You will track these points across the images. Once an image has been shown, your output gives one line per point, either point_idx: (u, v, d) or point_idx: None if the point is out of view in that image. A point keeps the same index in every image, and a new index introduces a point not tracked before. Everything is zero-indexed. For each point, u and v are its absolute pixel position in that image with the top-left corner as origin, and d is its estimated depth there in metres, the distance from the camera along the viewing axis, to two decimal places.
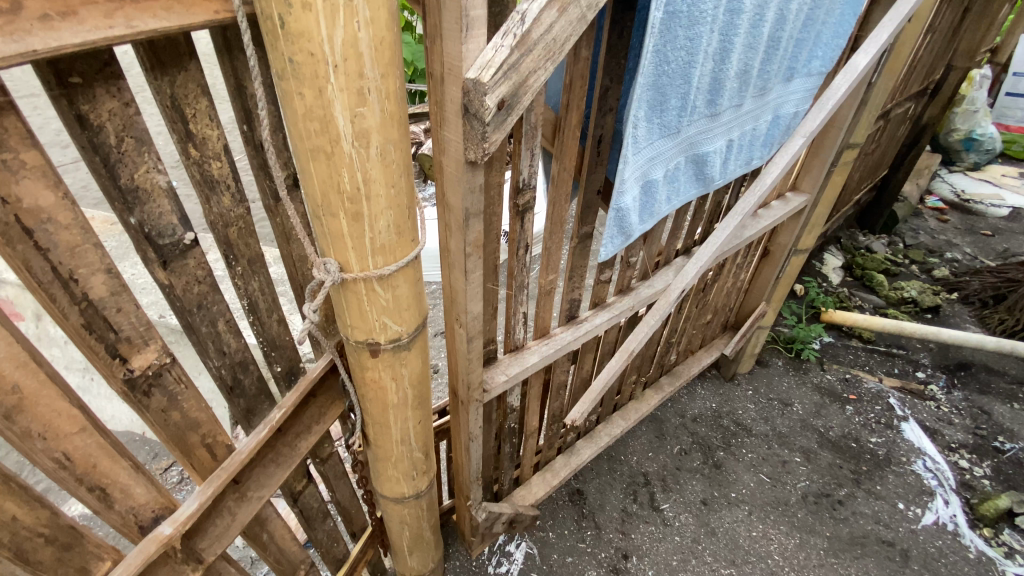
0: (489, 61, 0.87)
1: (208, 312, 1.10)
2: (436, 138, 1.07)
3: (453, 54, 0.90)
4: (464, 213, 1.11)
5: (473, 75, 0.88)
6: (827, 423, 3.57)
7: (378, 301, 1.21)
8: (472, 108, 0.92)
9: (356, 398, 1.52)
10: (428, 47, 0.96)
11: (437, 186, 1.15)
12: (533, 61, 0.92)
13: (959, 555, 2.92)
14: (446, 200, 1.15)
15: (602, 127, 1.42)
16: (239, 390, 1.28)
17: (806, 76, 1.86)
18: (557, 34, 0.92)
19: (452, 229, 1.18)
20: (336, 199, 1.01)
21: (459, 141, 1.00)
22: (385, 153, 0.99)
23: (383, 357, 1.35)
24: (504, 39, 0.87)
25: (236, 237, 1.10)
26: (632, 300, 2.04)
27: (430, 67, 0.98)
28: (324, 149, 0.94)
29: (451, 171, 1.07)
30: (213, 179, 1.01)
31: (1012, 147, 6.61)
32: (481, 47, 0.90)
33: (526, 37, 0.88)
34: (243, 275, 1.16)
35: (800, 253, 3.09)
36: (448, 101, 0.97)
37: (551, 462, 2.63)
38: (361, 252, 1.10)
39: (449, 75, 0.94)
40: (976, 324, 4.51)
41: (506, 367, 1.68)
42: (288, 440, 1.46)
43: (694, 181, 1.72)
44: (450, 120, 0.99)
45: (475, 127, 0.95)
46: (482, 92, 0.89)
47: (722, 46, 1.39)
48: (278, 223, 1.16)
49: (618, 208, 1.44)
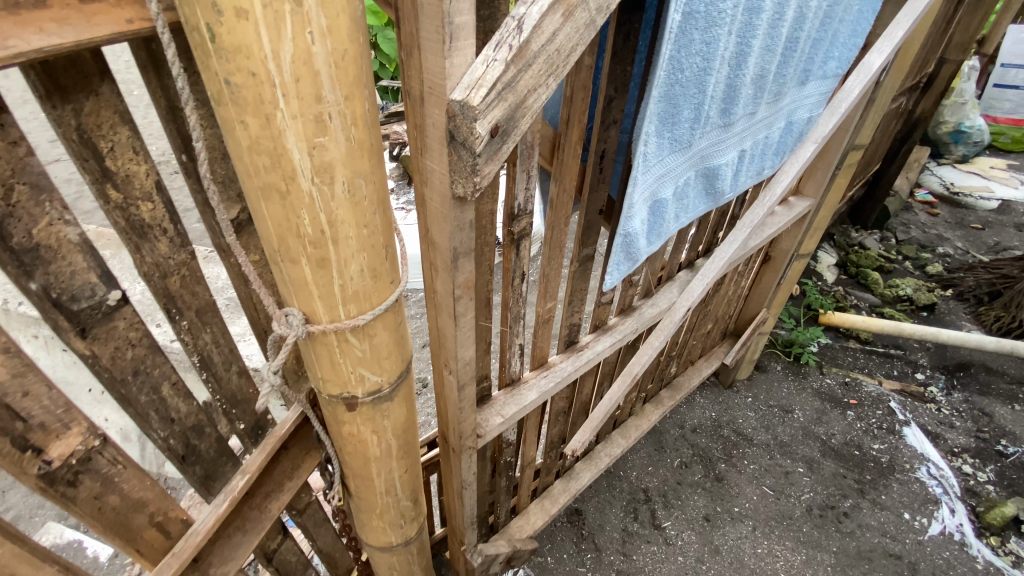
0: (478, 79, 0.71)
1: (148, 377, 0.93)
2: (417, 166, 0.90)
3: (435, 69, 0.73)
4: (451, 254, 0.94)
5: (460, 98, 0.71)
6: (828, 431, 3.47)
7: (352, 353, 1.04)
8: (459, 137, 0.76)
9: (333, 450, 1.34)
10: (403, 60, 0.79)
11: (419, 220, 0.98)
12: (531, 76, 0.75)
13: (966, 566, 2.84)
14: (431, 238, 0.98)
15: (605, 142, 1.26)
16: (194, 456, 1.10)
17: (818, 79, 1.71)
18: (561, 44, 0.76)
19: (438, 268, 1.01)
20: (297, 243, 0.84)
21: (444, 172, 0.83)
22: (355, 189, 0.82)
23: (362, 410, 1.19)
24: (496, 51, 0.70)
25: (178, 288, 0.92)
26: (634, 322, 1.88)
27: (407, 85, 0.82)
28: (277, 188, 0.77)
29: (436, 205, 0.90)
30: (142, 224, 0.83)
31: (1000, 139, 6.57)
32: (468, 62, 0.74)
33: (525, 50, 0.71)
34: (191, 329, 0.98)
35: (802, 258, 2.97)
36: (430, 125, 0.80)
37: (549, 487, 2.47)
38: (329, 301, 0.93)
39: (429, 94, 0.77)
40: (972, 321, 4.45)
41: (502, 407, 1.51)
42: (256, 502, 1.28)
43: (703, 195, 1.57)
44: (434, 148, 0.82)
45: (463, 158, 0.78)
46: (471, 117, 0.72)
47: (738, 50, 1.23)
48: (231, 267, 0.98)
49: (626, 233, 1.30)
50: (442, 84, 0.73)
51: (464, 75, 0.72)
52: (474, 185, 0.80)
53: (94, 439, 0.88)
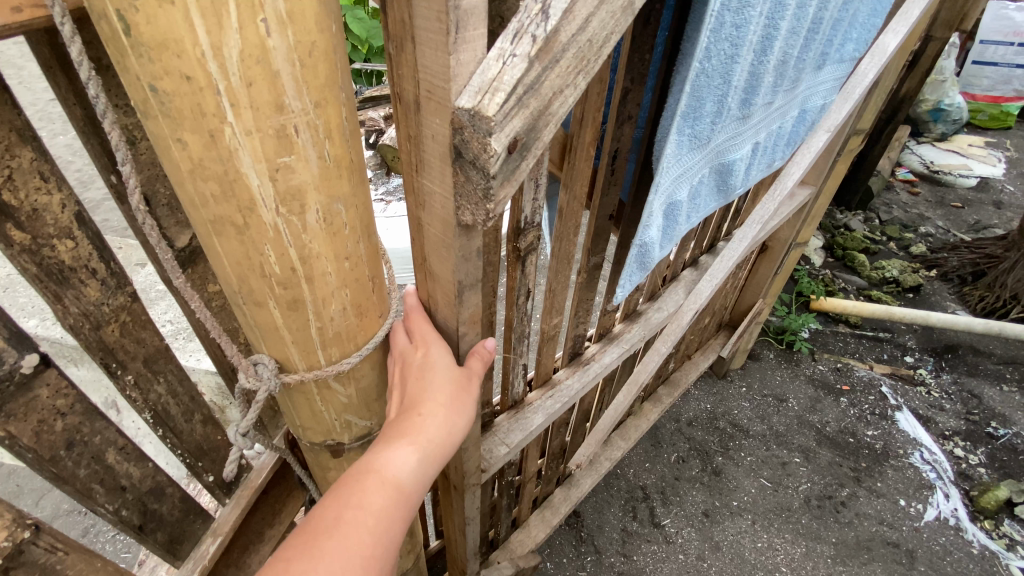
0: (493, 81, 0.55)
1: (87, 444, 0.78)
2: (410, 185, 0.74)
3: (435, 65, 0.56)
4: (456, 286, 0.79)
5: (471, 105, 0.55)
6: (823, 419, 3.44)
7: (335, 399, 0.89)
8: (469, 153, 0.60)
9: (318, 493, 1.19)
10: (393, 57, 0.63)
11: (415, 247, 0.83)
12: (555, 76, 0.59)
13: (962, 552, 2.85)
14: (429, 268, 0.82)
15: (619, 140, 1.12)
16: (153, 522, 0.95)
17: (837, 65, 1.56)
18: (593, 35, 0.61)
19: (440, 303, 0.86)
20: (261, 284, 0.68)
21: (446, 194, 0.68)
22: (333, 217, 0.65)
23: (350, 456, 1.04)
24: (516, 46, 0.55)
25: (118, 337, 0.76)
26: (642, 329, 1.75)
27: (399, 87, 0.65)
28: (232, 222, 0.60)
29: (436, 230, 0.74)
30: (61, 268, 0.67)
31: (978, 116, 6.58)
32: (478, 58, 0.58)
33: (553, 43, 0.56)
34: (139, 383, 0.83)
35: (799, 246, 2.88)
36: (430, 136, 0.64)
37: (550, 497, 2.36)
38: (306, 346, 0.77)
39: (426, 97, 0.60)
40: (956, 301, 4.44)
41: (506, 435, 1.38)
42: (234, 559, 1.14)
43: (715, 193, 1.41)
44: (433, 163, 0.66)
45: (471, 177, 0.62)
46: (487, 131, 0.56)
47: (765, 34, 1.08)
48: (184, 305, 0.82)
49: (642, 243, 1.16)
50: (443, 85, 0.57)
51: (475, 75, 0.56)
52: (485, 213, 0.64)
53: (24, 529, 0.73)
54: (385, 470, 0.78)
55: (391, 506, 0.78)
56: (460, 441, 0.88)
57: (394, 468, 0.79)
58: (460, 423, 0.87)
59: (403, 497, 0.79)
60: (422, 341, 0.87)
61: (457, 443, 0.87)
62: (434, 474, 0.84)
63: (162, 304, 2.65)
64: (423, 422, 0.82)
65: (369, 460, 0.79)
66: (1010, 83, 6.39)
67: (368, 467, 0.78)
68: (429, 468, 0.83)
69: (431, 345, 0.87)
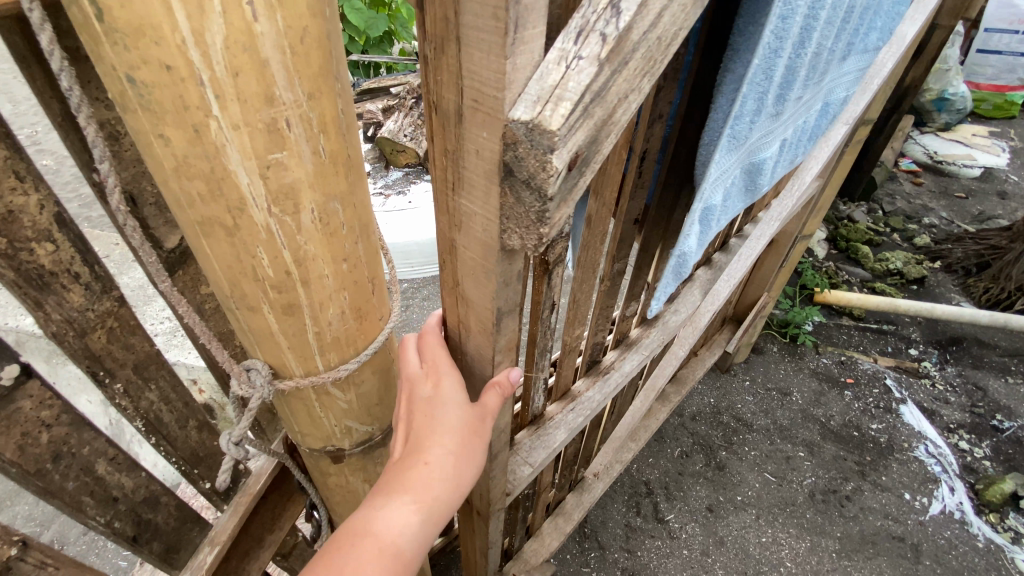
0: (555, 88, 0.51)
1: (75, 456, 0.75)
2: (444, 205, 0.69)
3: (488, 68, 0.51)
4: (495, 308, 0.74)
5: (530, 118, 0.51)
6: (827, 412, 3.41)
7: (334, 406, 0.85)
8: (524, 170, 0.55)
9: (318, 497, 1.16)
10: (429, 60, 0.58)
11: (445, 266, 0.78)
12: (622, 79, 0.55)
13: (968, 546, 2.83)
14: (462, 289, 0.77)
15: (649, 141, 1.07)
16: (149, 533, 0.92)
17: (863, 55, 1.51)
18: (663, 32, 0.56)
19: (473, 330, 0.81)
20: (254, 288, 0.64)
21: (489, 217, 0.63)
22: (329, 217, 0.61)
23: (351, 461, 1.00)
24: (582, 49, 0.50)
25: (105, 343, 0.73)
26: (660, 334, 1.69)
27: (436, 94, 0.60)
28: (222, 223, 0.56)
29: (473, 253, 0.70)
30: (42, 273, 0.63)
31: (982, 106, 6.51)
32: (535, 61, 0.53)
33: (623, 44, 0.51)
34: (129, 391, 0.79)
35: (805, 239, 2.84)
36: (477, 153, 0.59)
37: (562, 502, 2.30)
38: (303, 352, 0.73)
39: (475, 109, 0.55)
40: (961, 293, 4.40)
41: (528, 454, 1.37)
42: (233, 566, 1.11)
43: (743, 192, 1.37)
44: (476, 181, 0.61)
45: (525, 200, 0.58)
46: (548, 147, 0.51)
47: (805, 25, 1.03)
48: None
49: (681, 252, 1.15)
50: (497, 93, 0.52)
51: (533, 81, 0.52)
52: (538, 236, 0.61)
53: (10, 546, 0.70)
54: (383, 531, 0.74)
55: (389, 566, 0.74)
56: (468, 489, 0.84)
57: (393, 528, 0.75)
58: (467, 474, 0.82)
59: (402, 559, 0.76)
60: (433, 376, 0.83)
61: (463, 495, 0.82)
62: (436, 530, 0.80)
63: (145, 308, 2.66)
64: (427, 472, 0.78)
65: (369, 517, 0.76)
66: (1014, 72, 6.33)
67: (367, 523, 0.75)
68: (431, 526, 0.79)
69: (443, 382, 0.82)
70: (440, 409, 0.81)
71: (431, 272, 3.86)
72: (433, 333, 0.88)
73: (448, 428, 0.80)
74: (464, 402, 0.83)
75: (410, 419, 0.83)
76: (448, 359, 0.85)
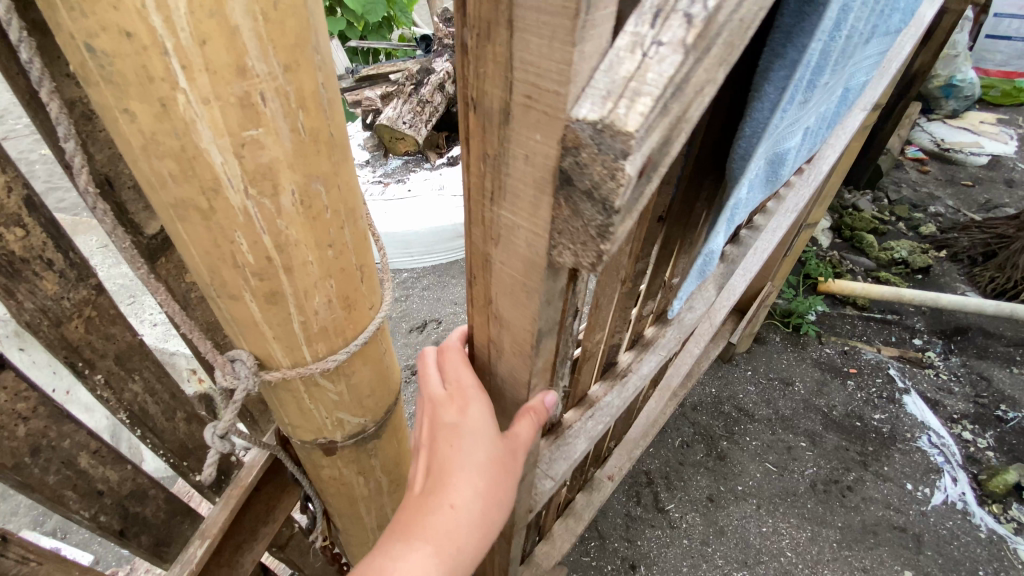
0: (629, 80, 0.42)
1: (57, 449, 0.73)
2: (480, 217, 0.62)
3: (550, 61, 0.44)
4: (535, 324, 0.69)
5: (602, 116, 0.42)
6: (830, 402, 3.39)
7: (324, 398, 0.83)
8: (587, 180, 0.47)
9: (312, 489, 1.14)
10: (470, 49, 0.50)
11: (476, 280, 0.72)
12: (703, 68, 0.45)
13: (970, 536, 2.82)
14: (495, 305, 0.72)
15: None
16: (137, 527, 0.90)
17: (883, 38, 1.43)
18: (745, 12, 0.47)
19: (509, 352, 0.76)
20: (235, 275, 0.60)
21: (535, 231, 0.57)
22: (311, 199, 0.58)
23: (344, 454, 0.98)
24: (661, 32, 0.42)
25: (83, 333, 0.70)
26: (677, 333, 1.65)
27: (476, 89, 0.53)
28: (196, 206, 0.53)
29: (514, 269, 0.64)
30: (12, 259, 0.60)
31: (989, 93, 6.40)
32: (603, 48, 0.45)
33: (710, 29, 0.42)
34: (111, 383, 0.76)
35: (811, 228, 2.79)
36: (531, 160, 0.52)
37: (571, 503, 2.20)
38: (289, 342, 0.70)
39: (528, 107, 0.48)
40: (966, 282, 4.33)
41: (550, 466, 1.32)
42: (226, 557, 1.09)
43: (763, 185, 1.29)
44: (524, 190, 0.55)
45: (586, 215, 0.50)
46: (620, 152, 0.42)
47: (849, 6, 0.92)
48: None
49: (707, 252, 1.09)
50: (559, 92, 0.45)
51: (601, 70, 0.43)
52: (596, 250, 0.52)
53: None
54: None
55: None
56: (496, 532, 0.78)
57: None
58: (495, 515, 0.77)
59: None
60: (457, 400, 0.78)
61: (490, 539, 0.76)
62: None
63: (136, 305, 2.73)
64: (453, 514, 0.73)
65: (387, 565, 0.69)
66: None
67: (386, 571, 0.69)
68: None
69: (468, 408, 0.77)
70: (466, 437, 0.76)
71: (430, 262, 3.83)
72: (459, 354, 0.83)
73: (477, 465, 0.75)
74: (493, 432, 0.77)
75: (435, 452, 0.78)
76: (475, 381, 0.80)
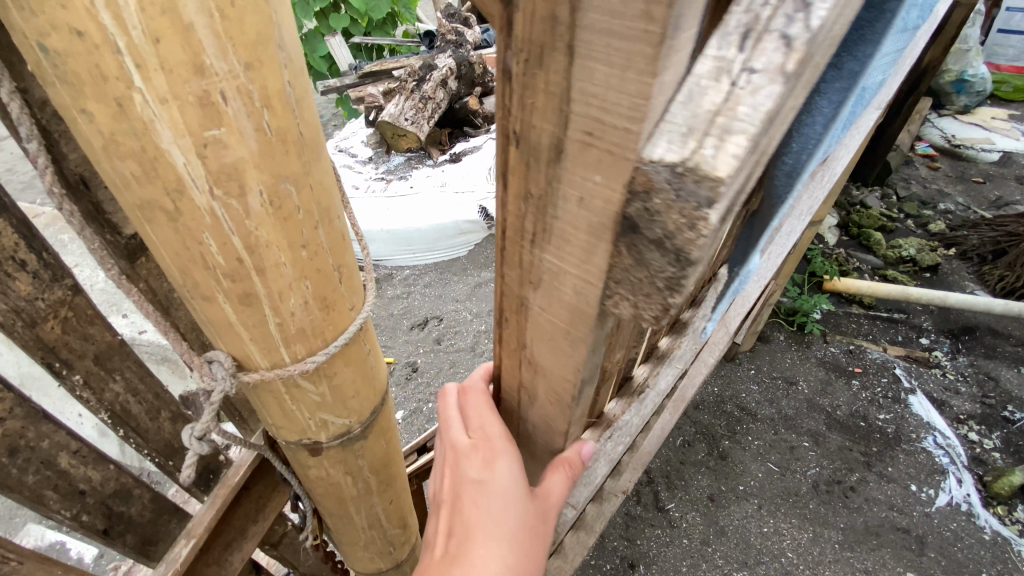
0: (712, 117, 0.33)
1: (34, 450, 0.76)
2: (519, 259, 0.57)
3: (619, 92, 0.37)
4: (578, 371, 0.64)
5: (685, 156, 0.34)
6: (834, 402, 3.35)
7: (305, 399, 0.82)
8: (659, 229, 0.39)
9: (302, 489, 1.14)
10: (514, 76, 0.44)
11: (509, 322, 0.68)
12: (796, 99, 0.36)
13: (974, 538, 2.78)
14: (531, 350, 0.68)
15: None
16: (121, 525, 0.92)
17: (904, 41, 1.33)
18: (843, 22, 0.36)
19: (548, 397, 0.72)
20: (206, 276, 0.60)
21: (588, 279, 0.51)
22: (281, 199, 0.56)
23: (330, 454, 0.97)
24: (754, 57, 0.33)
25: (60, 334, 0.72)
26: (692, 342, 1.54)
27: (519, 120, 0.46)
28: (162, 207, 0.52)
29: (557, 317, 0.59)
30: None
31: (1002, 88, 6.27)
32: (679, 71, 0.37)
33: (813, 53, 0.33)
34: (90, 383, 0.78)
35: (813, 225, 2.75)
36: (590, 201, 0.44)
37: None
38: (266, 344, 0.69)
39: (589, 144, 0.42)
40: (975, 281, 4.24)
41: None
42: (215, 555, 1.09)
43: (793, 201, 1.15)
44: (576, 232, 0.48)
45: (656, 265, 0.41)
46: (706, 200, 0.34)
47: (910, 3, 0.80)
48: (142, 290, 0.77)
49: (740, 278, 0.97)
50: (632, 129, 0.38)
51: (678, 100, 0.34)
52: (665, 303, 0.43)
53: None
54: None
55: None
56: None
57: None
58: None
59: None
60: (484, 453, 0.77)
61: None
62: None
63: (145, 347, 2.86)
64: None
65: None
66: None
67: None
68: None
69: (496, 462, 0.76)
70: (493, 494, 0.74)
71: (432, 259, 3.81)
72: (484, 404, 0.82)
73: (506, 527, 0.73)
74: (520, 491, 0.76)
75: (459, 511, 0.75)
76: (502, 435, 0.79)
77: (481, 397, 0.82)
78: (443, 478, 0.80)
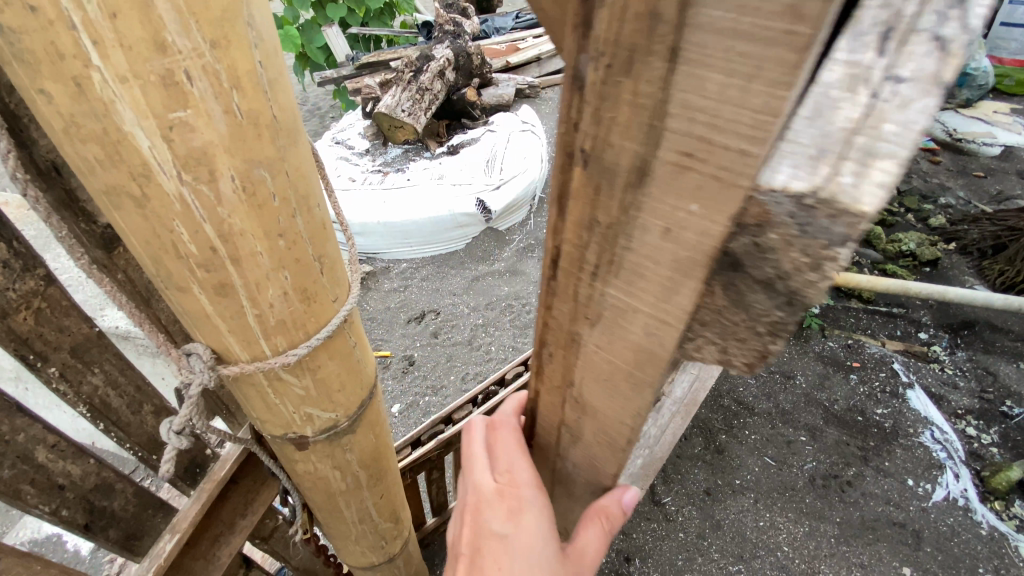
0: (851, 137, 0.31)
1: (11, 443, 0.78)
2: (577, 292, 0.50)
3: (735, 103, 0.31)
4: (638, 417, 0.57)
5: (817, 186, 0.32)
6: (832, 397, 3.35)
7: (289, 393, 0.80)
8: (771, 269, 0.37)
9: (290, 483, 1.13)
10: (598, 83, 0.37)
11: (554, 358, 0.60)
12: None
13: (971, 533, 2.76)
14: (580, 390, 0.60)
15: None
16: (104, 520, 0.92)
17: None
18: None
19: (594, 438, 0.65)
20: (179, 266, 0.58)
21: (665, 320, 0.45)
22: (254, 185, 0.54)
23: (317, 448, 0.96)
24: (901, 62, 0.30)
25: (32, 325, 0.73)
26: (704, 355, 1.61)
27: (596, 129, 0.39)
28: (128, 193, 0.50)
29: (619, 359, 0.52)
30: None
31: (1005, 82, 6.20)
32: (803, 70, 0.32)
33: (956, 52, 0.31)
34: (67, 375, 0.79)
35: None
36: (680, 233, 0.39)
37: None
38: (245, 336, 0.67)
39: (687, 167, 0.35)
40: (974, 276, 4.21)
41: None
42: (202, 550, 1.08)
43: None
44: (652, 266, 0.42)
45: (759, 307, 0.40)
46: (840, 238, 0.33)
47: None
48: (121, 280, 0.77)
49: None
50: (751, 151, 0.32)
51: (803, 115, 0.32)
52: (761, 345, 0.43)
53: None
54: None
55: None
56: None
57: None
58: None
59: None
60: (508, 502, 0.69)
61: None
62: None
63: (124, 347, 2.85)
64: None
65: None
66: None
67: None
68: None
69: (522, 515, 0.68)
70: (516, 553, 0.66)
71: (429, 252, 3.79)
72: (516, 446, 0.73)
73: None
74: (548, 553, 0.67)
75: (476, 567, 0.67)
76: (532, 485, 0.70)
77: (514, 439, 0.74)
78: (459, 527, 0.71)
